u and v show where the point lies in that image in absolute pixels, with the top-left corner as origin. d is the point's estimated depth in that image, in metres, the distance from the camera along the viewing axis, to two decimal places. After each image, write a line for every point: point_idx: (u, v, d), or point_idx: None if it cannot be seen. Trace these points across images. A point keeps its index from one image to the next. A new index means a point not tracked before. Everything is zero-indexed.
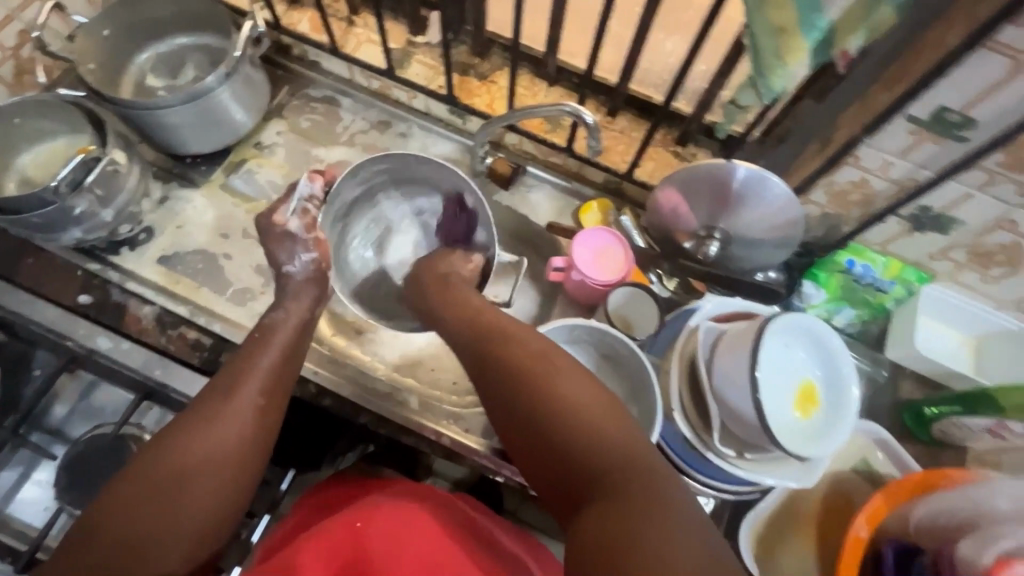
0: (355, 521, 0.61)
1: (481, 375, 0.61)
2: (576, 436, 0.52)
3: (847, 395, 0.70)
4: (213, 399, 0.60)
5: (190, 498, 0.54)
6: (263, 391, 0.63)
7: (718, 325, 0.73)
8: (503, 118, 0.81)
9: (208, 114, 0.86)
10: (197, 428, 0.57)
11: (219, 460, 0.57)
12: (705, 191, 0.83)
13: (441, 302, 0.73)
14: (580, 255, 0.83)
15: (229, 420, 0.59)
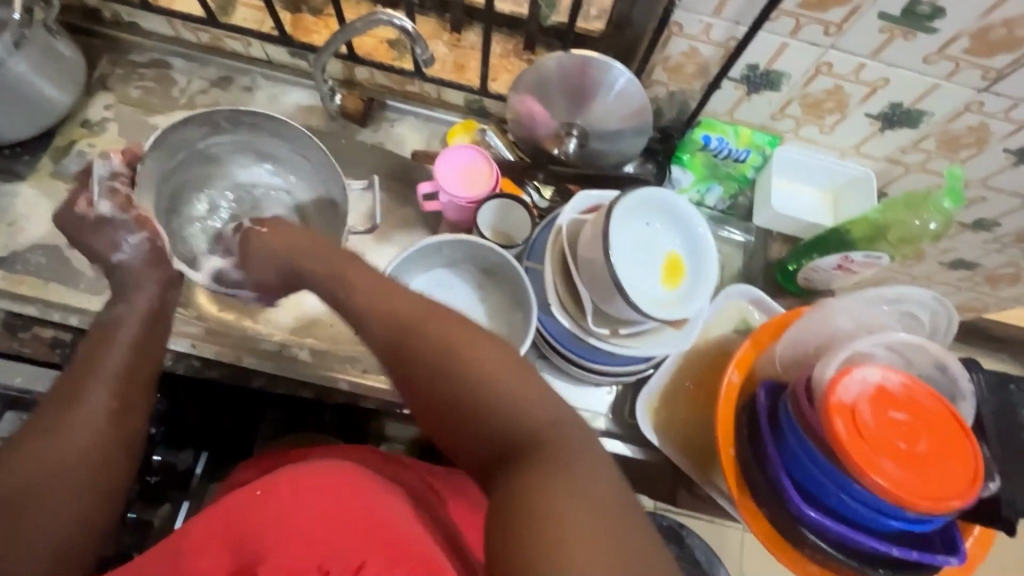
0: (256, 488, 0.48)
1: (387, 351, 0.52)
2: (491, 412, 0.46)
3: (708, 257, 0.73)
4: (54, 405, 0.54)
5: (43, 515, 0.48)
6: (116, 383, 0.57)
7: (580, 215, 0.74)
8: (328, 45, 0.78)
9: (7, 92, 0.77)
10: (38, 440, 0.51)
11: (71, 464, 0.51)
12: (554, 90, 0.83)
13: (342, 274, 0.59)
14: (443, 174, 0.82)
15: (80, 425, 0.53)
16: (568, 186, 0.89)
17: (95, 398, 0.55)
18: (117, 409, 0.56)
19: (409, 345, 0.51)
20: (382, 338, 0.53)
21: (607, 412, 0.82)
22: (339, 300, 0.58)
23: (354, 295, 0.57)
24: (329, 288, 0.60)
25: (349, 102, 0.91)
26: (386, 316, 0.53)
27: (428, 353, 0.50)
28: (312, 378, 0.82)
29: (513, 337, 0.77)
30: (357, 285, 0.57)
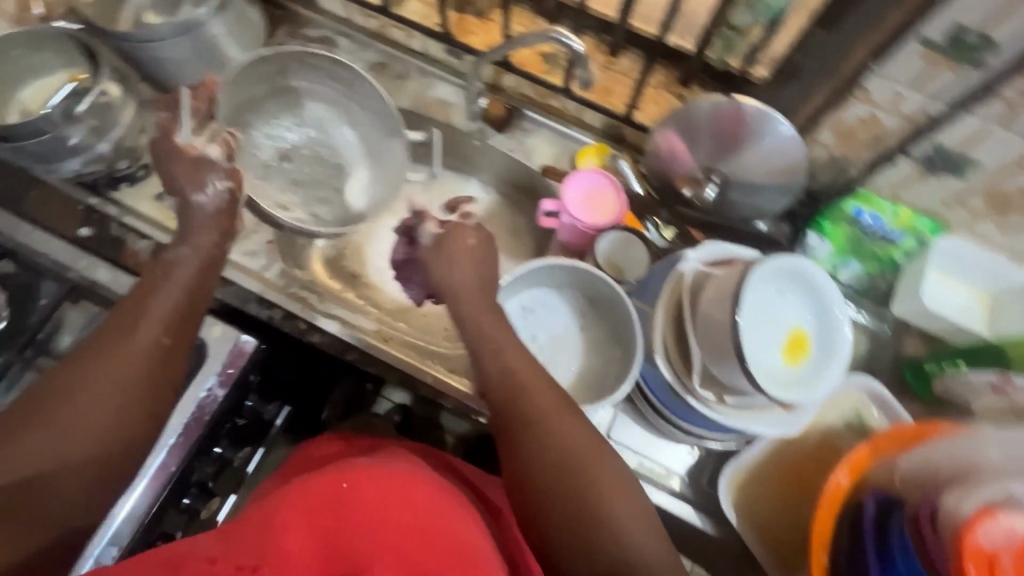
0: (341, 482, 0.54)
1: (511, 429, 0.58)
2: (601, 529, 0.51)
3: (839, 340, 0.68)
4: (112, 329, 0.56)
5: (76, 414, 0.50)
6: (169, 322, 0.58)
7: (712, 268, 0.69)
8: (497, 52, 0.80)
9: (199, 48, 0.85)
10: (82, 377, 0.52)
11: (115, 384, 0.53)
12: (705, 132, 0.80)
13: (491, 333, 0.64)
14: (569, 197, 0.80)
15: (127, 357, 0.54)
16: (691, 231, 0.86)
17: (150, 329, 0.57)
18: (168, 345, 0.57)
19: (539, 443, 0.55)
20: (520, 420, 0.58)
21: (683, 473, 0.78)
22: (489, 374, 0.62)
23: (495, 360, 0.62)
24: (481, 353, 0.64)
25: (492, 107, 0.92)
26: (520, 397, 0.59)
27: (555, 458, 0.54)
28: (398, 366, 0.83)
29: (608, 377, 0.75)
30: (503, 365, 0.62)
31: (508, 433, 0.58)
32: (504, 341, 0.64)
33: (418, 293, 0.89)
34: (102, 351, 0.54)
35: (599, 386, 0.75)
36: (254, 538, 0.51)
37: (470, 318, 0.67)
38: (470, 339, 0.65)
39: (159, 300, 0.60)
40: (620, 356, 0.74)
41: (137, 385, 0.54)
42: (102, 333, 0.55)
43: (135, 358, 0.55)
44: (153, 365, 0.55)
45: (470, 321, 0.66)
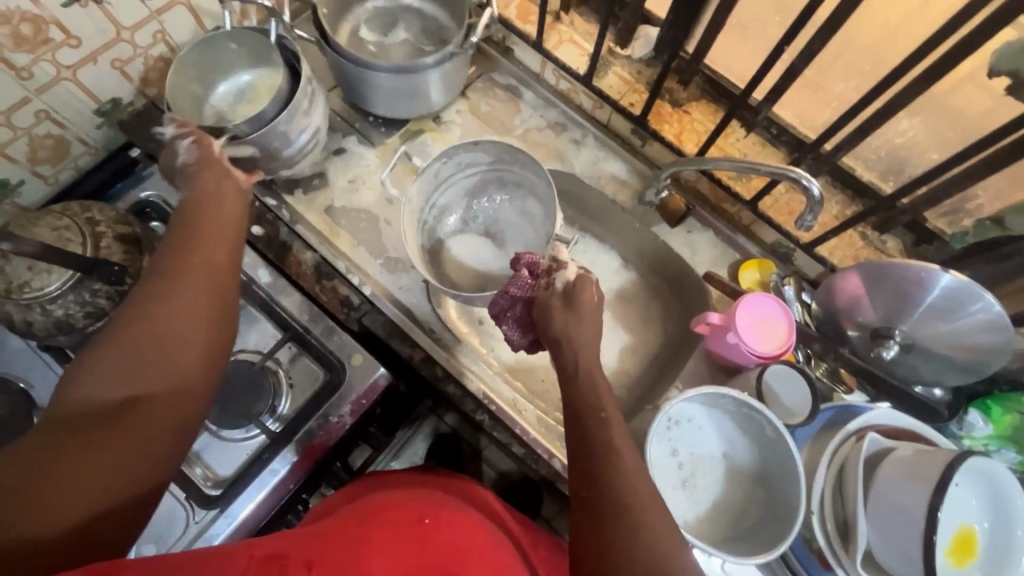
0: (423, 518, 0.60)
1: (589, 513, 0.55)
2: None
3: (1015, 555, 0.63)
4: (171, 262, 0.57)
5: (160, 340, 0.51)
6: (220, 250, 0.60)
7: (886, 439, 0.69)
8: (703, 162, 0.78)
9: (413, 87, 0.87)
10: (150, 309, 0.53)
11: (186, 309, 0.54)
12: (894, 288, 0.75)
13: (596, 391, 0.62)
14: (740, 318, 0.78)
15: (193, 285, 0.55)
16: (843, 373, 0.85)
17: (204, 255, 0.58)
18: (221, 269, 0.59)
19: (634, 533, 0.52)
20: (619, 502, 0.54)
21: None
22: (579, 437, 0.60)
23: (597, 428, 0.59)
24: (582, 414, 0.61)
25: (671, 200, 0.92)
26: (602, 469, 0.56)
27: (647, 556, 0.51)
28: (528, 441, 0.82)
29: (747, 516, 0.73)
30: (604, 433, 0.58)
31: (597, 498, 0.55)
32: (608, 405, 0.61)
33: (520, 337, 0.75)
34: (166, 281, 0.55)
35: (739, 526, 0.72)
36: (346, 552, 0.54)
37: (576, 374, 0.64)
38: (580, 391, 0.62)
39: (202, 238, 0.60)
40: (761, 495, 0.73)
41: (209, 310, 0.55)
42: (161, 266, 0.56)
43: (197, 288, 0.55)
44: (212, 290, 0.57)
45: (582, 374, 0.63)
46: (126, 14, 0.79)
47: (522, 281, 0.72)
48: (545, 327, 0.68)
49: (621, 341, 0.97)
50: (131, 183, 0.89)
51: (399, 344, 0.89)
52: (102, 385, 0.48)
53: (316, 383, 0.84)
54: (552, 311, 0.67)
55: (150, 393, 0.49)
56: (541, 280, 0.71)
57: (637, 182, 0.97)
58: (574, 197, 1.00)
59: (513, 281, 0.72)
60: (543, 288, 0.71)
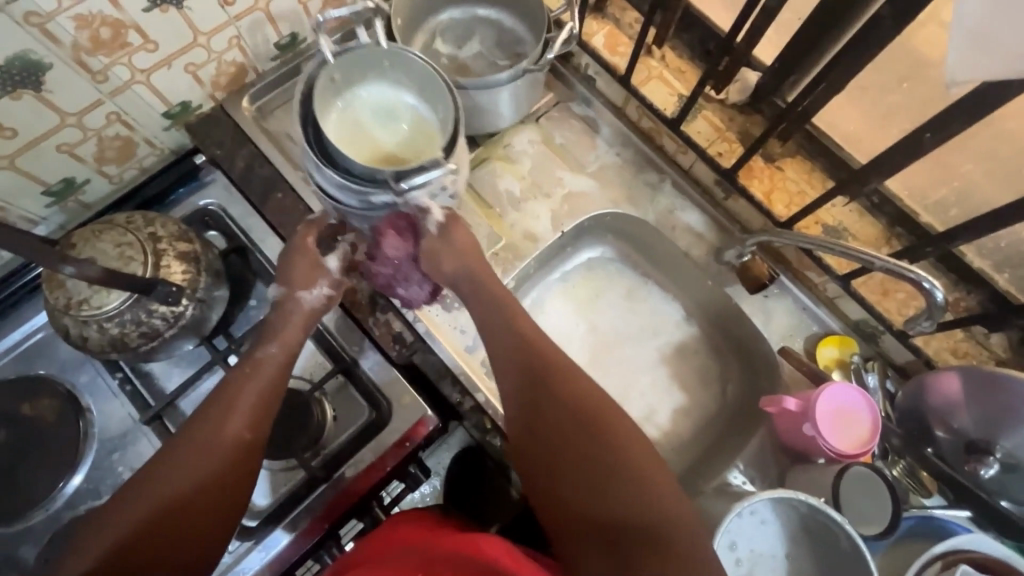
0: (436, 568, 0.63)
1: (527, 423, 0.68)
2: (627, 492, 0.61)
3: None
4: (207, 417, 0.63)
5: (176, 487, 0.60)
6: (254, 417, 0.65)
7: (980, 573, 0.62)
8: (808, 240, 0.72)
9: (482, 106, 0.83)
10: (173, 470, 0.60)
11: (204, 462, 0.61)
12: (1002, 404, 0.68)
13: (514, 325, 0.72)
14: (821, 410, 0.72)
15: (213, 447, 0.62)
16: (925, 476, 0.78)
17: (235, 428, 0.63)
18: (248, 441, 0.64)
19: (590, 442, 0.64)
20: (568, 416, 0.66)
21: None
22: (499, 364, 0.71)
23: (518, 340, 0.71)
24: (544, 377, 0.68)
25: (753, 264, 0.85)
26: (537, 373, 0.69)
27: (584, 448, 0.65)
28: None
29: None
30: (567, 407, 0.66)
31: (531, 411, 0.68)
32: (573, 381, 0.68)
33: (419, 292, 0.83)
34: (197, 437, 0.62)
35: None
36: None
37: (488, 319, 0.74)
38: (495, 323, 0.73)
39: (228, 417, 0.64)
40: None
41: (221, 465, 0.62)
42: (200, 423, 0.63)
43: (217, 452, 0.62)
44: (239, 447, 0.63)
45: (509, 321, 0.72)
46: (205, 20, 0.76)
47: (388, 193, 0.69)
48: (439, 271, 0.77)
49: (676, 403, 0.91)
50: (194, 188, 0.88)
51: (448, 386, 0.85)
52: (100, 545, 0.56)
53: (361, 420, 0.81)
54: (438, 254, 0.76)
55: (162, 537, 0.58)
56: (402, 186, 0.68)
57: (714, 237, 0.90)
58: (644, 242, 0.95)
59: (385, 246, 0.77)
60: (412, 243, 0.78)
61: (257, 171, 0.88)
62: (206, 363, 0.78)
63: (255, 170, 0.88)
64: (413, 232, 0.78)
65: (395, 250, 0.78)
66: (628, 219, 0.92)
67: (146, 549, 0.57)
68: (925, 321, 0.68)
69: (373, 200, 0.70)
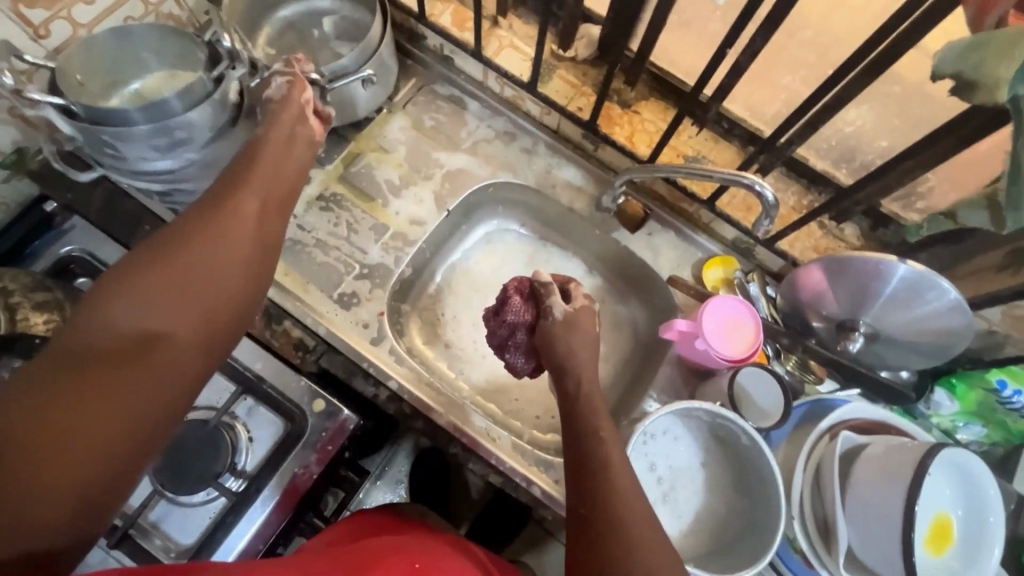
0: (415, 563, 0.62)
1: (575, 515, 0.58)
2: None
3: (987, 541, 0.64)
4: (213, 202, 0.58)
5: (193, 252, 0.52)
6: (263, 202, 0.61)
7: (859, 436, 0.69)
8: (662, 169, 0.76)
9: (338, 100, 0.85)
10: (181, 255, 0.51)
11: (223, 231, 0.55)
12: (856, 283, 0.75)
13: (583, 368, 0.70)
14: (708, 324, 0.78)
15: (232, 224, 0.56)
16: (813, 364, 0.85)
17: (246, 202, 0.59)
18: (260, 217, 0.59)
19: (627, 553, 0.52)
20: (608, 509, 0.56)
21: None
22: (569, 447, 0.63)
23: (588, 419, 0.65)
24: (588, 436, 0.63)
25: (628, 206, 0.89)
26: (591, 455, 0.61)
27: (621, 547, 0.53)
28: (506, 470, 0.79)
29: (731, 527, 0.72)
30: (609, 464, 0.60)
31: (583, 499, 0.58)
32: (615, 457, 0.61)
33: (524, 363, 0.80)
34: (207, 215, 0.56)
35: (724, 535, 0.72)
36: None
37: (572, 359, 0.71)
38: (563, 359, 0.72)
39: (243, 199, 0.59)
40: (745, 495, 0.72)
41: (242, 236, 0.56)
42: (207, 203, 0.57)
43: (240, 235, 0.56)
44: (257, 227, 0.58)
45: (570, 370, 0.71)
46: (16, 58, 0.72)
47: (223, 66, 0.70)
48: (548, 349, 0.74)
49: None
50: (52, 238, 0.83)
51: (362, 382, 0.84)
52: (117, 316, 0.47)
53: (277, 434, 0.79)
54: (554, 335, 0.73)
55: (194, 300, 0.50)
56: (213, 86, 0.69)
57: (593, 188, 0.94)
58: (531, 206, 0.97)
59: (508, 309, 0.78)
60: (539, 315, 0.76)
61: (117, 206, 0.84)
62: None
63: (115, 205, 0.84)
64: (535, 298, 0.78)
65: (514, 314, 0.78)
66: (510, 187, 0.95)
67: (170, 314, 0.48)
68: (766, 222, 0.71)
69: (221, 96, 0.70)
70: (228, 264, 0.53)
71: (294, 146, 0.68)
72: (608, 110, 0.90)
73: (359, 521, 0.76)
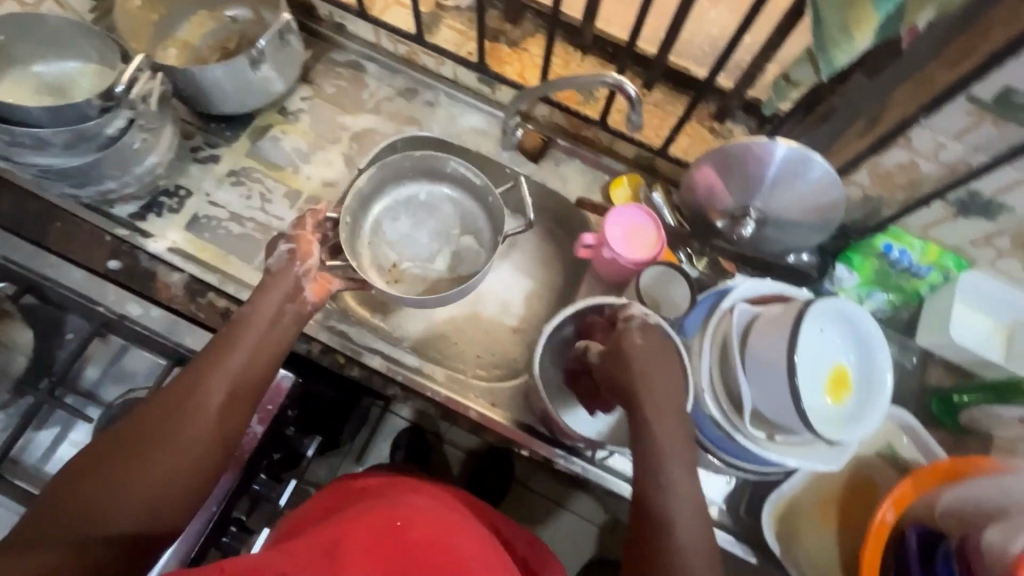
0: (397, 521, 0.57)
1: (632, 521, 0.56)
2: None
3: (880, 380, 0.70)
4: (187, 379, 0.62)
5: (156, 447, 0.56)
6: (240, 380, 0.64)
7: (753, 307, 0.74)
8: (542, 87, 0.78)
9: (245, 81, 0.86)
10: (136, 455, 0.55)
11: (193, 418, 0.59)
12: (741, 172, 0.80)
13: (640, 353, 0.61)
14: (611, 232, 0.82)
15: (193, 414, 0.59)
16: (722, 261, 0.90)
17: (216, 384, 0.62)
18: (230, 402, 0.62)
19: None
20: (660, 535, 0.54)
21: (723, 503, 0.79)
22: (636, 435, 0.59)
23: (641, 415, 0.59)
24: (662, 469, 0.56)
25: (528, 138, 0.94)
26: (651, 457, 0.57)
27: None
28: (442, 401, 0.83)
29: None
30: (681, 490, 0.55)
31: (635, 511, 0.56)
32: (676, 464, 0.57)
33: None
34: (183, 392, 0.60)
35: None
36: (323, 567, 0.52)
37: (629, 346, 0.62)
38: (621, 347, 0.62)
39: (222, 365, 0.64)
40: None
41: (208, 412, 0.60)
42: (183, 379, 0.61)
43: (204, 425, 0.59)
44: (227, 404, 0.62)
45: (625, 350, 0.62)
46: None
47: (122, 113, 0.74)
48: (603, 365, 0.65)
49: (522, 286, 0.97)
50: None
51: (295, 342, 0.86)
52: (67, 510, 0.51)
53: None
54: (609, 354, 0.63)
55: (139, 501, 0.54)
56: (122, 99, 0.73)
57: (497, 129, 0.97)
58: None
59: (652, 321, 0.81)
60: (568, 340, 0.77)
61: (27, 207, 0.84)
62: (33, 406, 0.76)
63: (26, 207, 0.84)
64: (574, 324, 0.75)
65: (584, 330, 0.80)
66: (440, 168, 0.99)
67: (110, 517, 0.52)
68: (638, 115, 0.72)
69: (108, 134, 0.74)
70: (164, 473, 0.56)
71: (286, 279, 0.74)
72: (499, 52, 0.94)
73: (347, 486, 0.77)
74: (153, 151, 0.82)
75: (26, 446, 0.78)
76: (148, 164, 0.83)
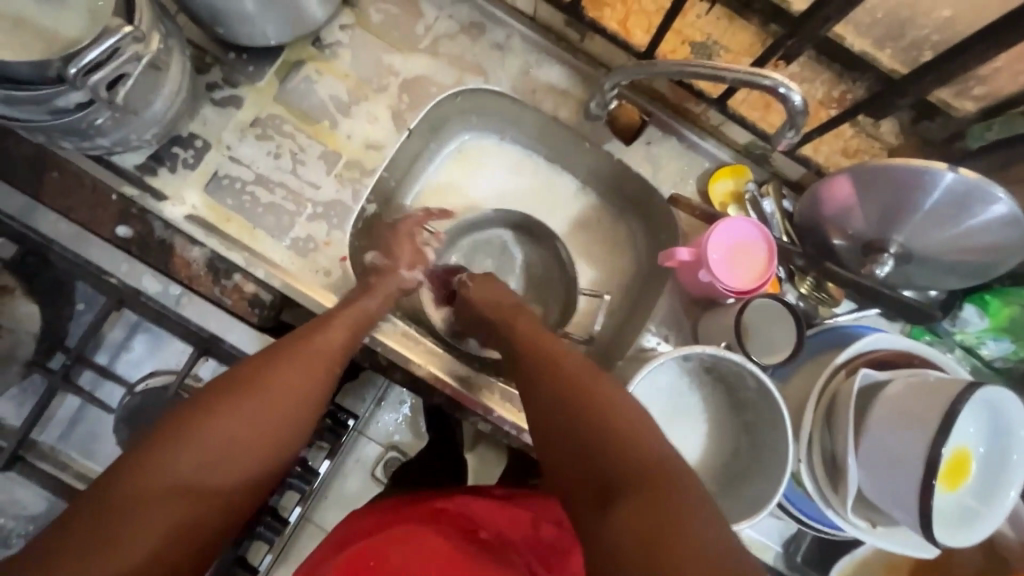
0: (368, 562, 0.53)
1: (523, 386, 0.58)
2: (605, 434, 0.49)
3: (1011, 476, 0.60)
4: (294, 337, 0.61)
5: (270, 398, 0.56)
6: (346, 342, 0.64)
7: (879, 371, 0.62)
8: (660, 68, 0.62)
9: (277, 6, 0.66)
10: (248, 400, 0.55)
11: (300, 367, 0.59)
12: (891, 196, 0.63)
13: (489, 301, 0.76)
14: (714, 250, 0.68)
15: (299, 369, 0.59)
16: (830, 286, 0.75)
17: (323, 338, 0.62)
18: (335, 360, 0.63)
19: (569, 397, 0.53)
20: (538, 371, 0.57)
21: (780, 549, 0.74)
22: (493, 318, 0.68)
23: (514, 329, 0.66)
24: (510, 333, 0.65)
25: (622, 112, 0.76)
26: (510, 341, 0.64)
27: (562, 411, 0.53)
28: (494, 419, 0.73)
29: (732, 463, 0.69)
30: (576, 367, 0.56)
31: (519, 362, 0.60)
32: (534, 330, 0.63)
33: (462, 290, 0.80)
34: (295, 348, 0.60)
35: (725, 473, 0.70)
36: None
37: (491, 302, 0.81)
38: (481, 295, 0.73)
39: (323, 327, 0.63)
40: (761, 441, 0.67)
41: (309, 369, 0.60)
42: (296, 337, 0.61)
43: (311, 378, 0.60)
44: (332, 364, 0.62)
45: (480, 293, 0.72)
46: None
47: (81, 92, 0.54)
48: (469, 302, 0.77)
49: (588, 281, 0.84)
50: None
51: None
52: (186, 460, 0.51)
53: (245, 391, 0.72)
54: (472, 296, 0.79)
55: (245, 450, 0.54)
56: (91, 80, 0.54)
57: (580, 90, 0.79)
58: (507, 116, 0.83)
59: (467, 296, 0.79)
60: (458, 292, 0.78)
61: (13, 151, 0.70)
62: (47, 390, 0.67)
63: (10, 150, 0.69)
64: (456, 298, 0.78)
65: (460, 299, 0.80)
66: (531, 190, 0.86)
67: (222, 464, 0.52)
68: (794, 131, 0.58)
69: (61, 106, 0.56)
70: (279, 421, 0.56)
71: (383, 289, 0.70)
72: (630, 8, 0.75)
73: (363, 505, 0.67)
74: (157, 96, 0.65)
75: (44, 426, 0.72)
76: (154, 111, 0.65)
